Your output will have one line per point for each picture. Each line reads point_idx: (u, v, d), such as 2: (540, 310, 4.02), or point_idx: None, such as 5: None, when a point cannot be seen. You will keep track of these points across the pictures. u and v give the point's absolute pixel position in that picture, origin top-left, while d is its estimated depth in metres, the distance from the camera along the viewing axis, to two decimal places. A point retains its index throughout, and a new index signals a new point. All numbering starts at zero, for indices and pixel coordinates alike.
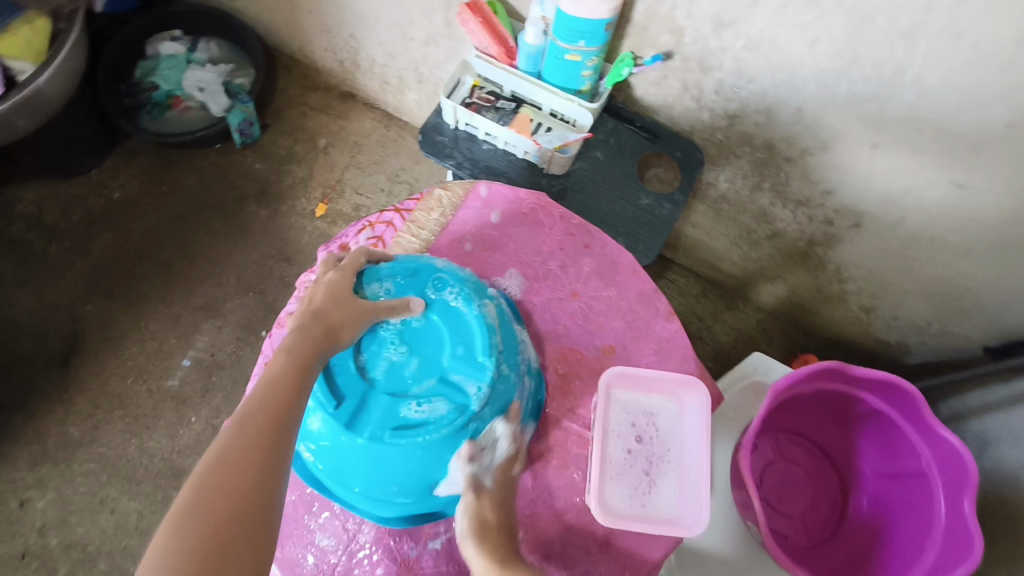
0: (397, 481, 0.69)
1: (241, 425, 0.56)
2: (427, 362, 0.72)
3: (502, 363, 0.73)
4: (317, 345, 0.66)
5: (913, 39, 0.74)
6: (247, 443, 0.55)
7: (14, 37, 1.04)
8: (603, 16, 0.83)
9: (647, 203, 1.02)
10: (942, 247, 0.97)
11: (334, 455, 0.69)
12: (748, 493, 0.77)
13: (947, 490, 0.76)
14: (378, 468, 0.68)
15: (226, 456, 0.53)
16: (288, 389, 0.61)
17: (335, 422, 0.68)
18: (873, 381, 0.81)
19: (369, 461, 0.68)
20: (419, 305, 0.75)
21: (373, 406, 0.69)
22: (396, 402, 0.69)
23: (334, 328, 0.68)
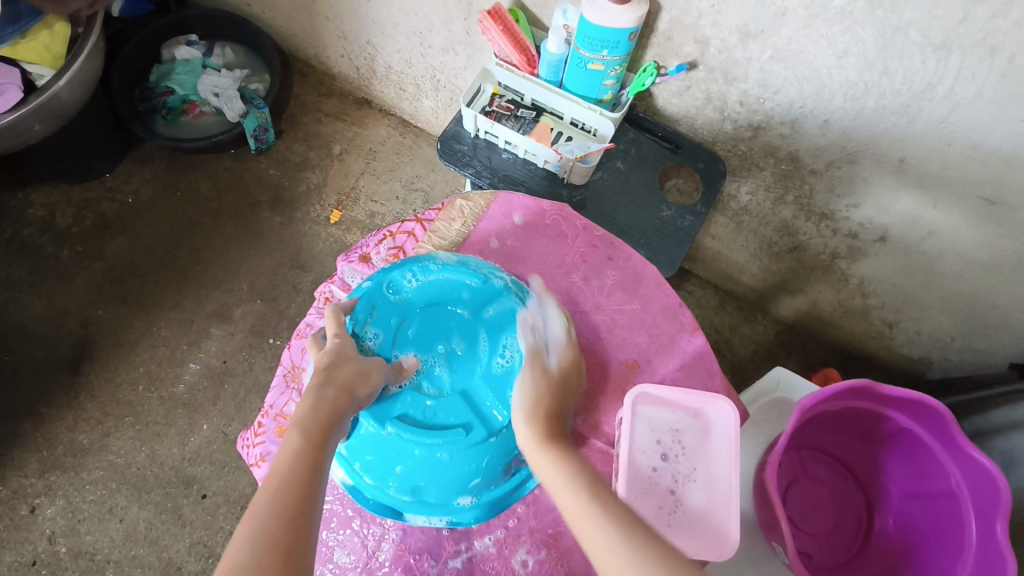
0: (472, 472, 0.70)
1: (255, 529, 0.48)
2: (461, 365, 0.73)
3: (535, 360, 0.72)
4: (330, 411, 0.60)
5: (946, 52, 0.72)
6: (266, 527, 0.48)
7: (30, 43, 1.03)
8: (628, 25, 0.81)
9: (669, 214, 1.00)
10: (970, 263, 0.95)
11: (387, 465, 0.69)
12: (775, 512, 0.74)
13: (979, 514, 0.74)
14: (440, 471, 0.69)
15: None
16: (301, 477, 0.53)
17: (381, 437, 0.68)
18: (902, 399, 0.79)
19: (423, 471, 0.69)
20: (411, 301, 0.74)
21: (414, 417, 0.69)
22: (435, 411, 0.69)
23: (350, 385, 0.63)
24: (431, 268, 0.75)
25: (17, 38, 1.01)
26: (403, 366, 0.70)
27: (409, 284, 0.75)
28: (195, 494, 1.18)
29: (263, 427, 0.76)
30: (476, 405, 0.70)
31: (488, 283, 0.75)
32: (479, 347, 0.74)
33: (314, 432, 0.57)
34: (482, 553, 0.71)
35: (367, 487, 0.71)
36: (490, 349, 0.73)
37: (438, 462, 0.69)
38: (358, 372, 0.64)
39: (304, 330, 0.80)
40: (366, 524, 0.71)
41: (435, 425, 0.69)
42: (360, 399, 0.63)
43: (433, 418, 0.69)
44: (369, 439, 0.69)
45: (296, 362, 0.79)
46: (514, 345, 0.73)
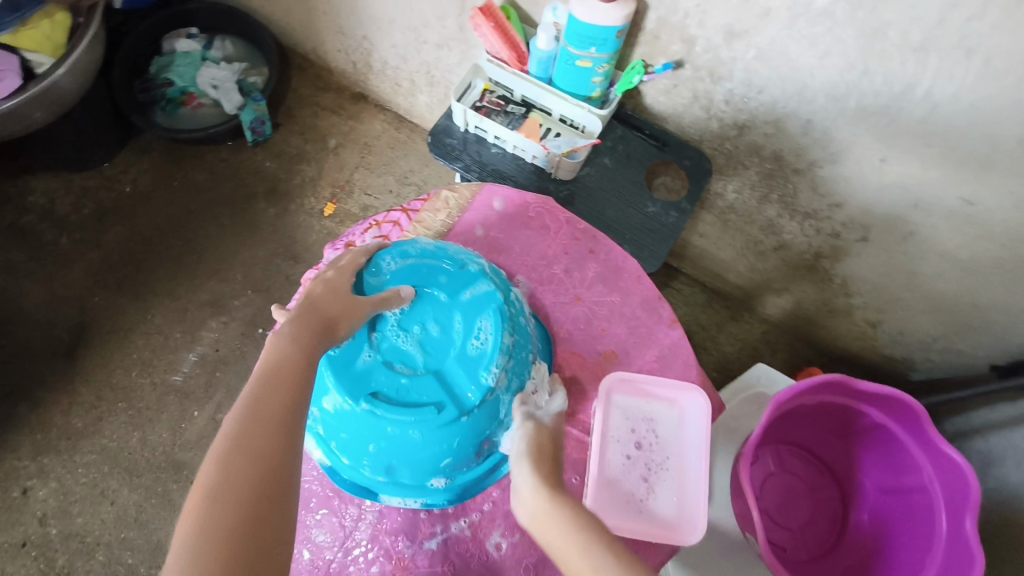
0: (443, 452, 0.69)
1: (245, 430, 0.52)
2: (436, 345, 0.73)
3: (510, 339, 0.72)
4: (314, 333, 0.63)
5: (925, 54, 0.74)
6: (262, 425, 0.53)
7: (32, 31, 1.05)
8: (615, 23, 0.83)
9: (654, 211, 1.02)
10: (951, 263, 0.96)
11: (362, 442, 0.69)
12: (747, 503, 0.76)
13: (948, 508, 0.75)
14: (411, 450, 0.69)
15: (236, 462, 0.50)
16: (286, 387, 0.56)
17: (355, 414, 0.68)
18: (878, 396, 0.81)
19: (395, 449, 0.69)
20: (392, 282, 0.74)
21: (387, 395, 0.69)
22: (408, 390, 0.69)
23: (331, 328, 0.65)
24: (409, 253, 0.76)
25: (19, 26, 1.04)
26: (400, 292, 0.72)
27: (387, 267, 0.75)
28: (185, 479, 1.20)
29: None
30: (449, 386, 0.70)
31: (465, 267, 0.76)
32: (453, 329, 0.74)
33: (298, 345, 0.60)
34: (458, 536, 0.73)
35: (344, 466, 0.72)
36: (463, 332, 0.73)
37: (409, 441, 0.68)
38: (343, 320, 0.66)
39: None
40: (344, 504, 0.74)
41: (406, 403, 0.68)
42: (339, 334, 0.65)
43: (405, 396, 0.69)
44: (343, 416, 0.69)
45: None
46: (489, 326, 0.72)
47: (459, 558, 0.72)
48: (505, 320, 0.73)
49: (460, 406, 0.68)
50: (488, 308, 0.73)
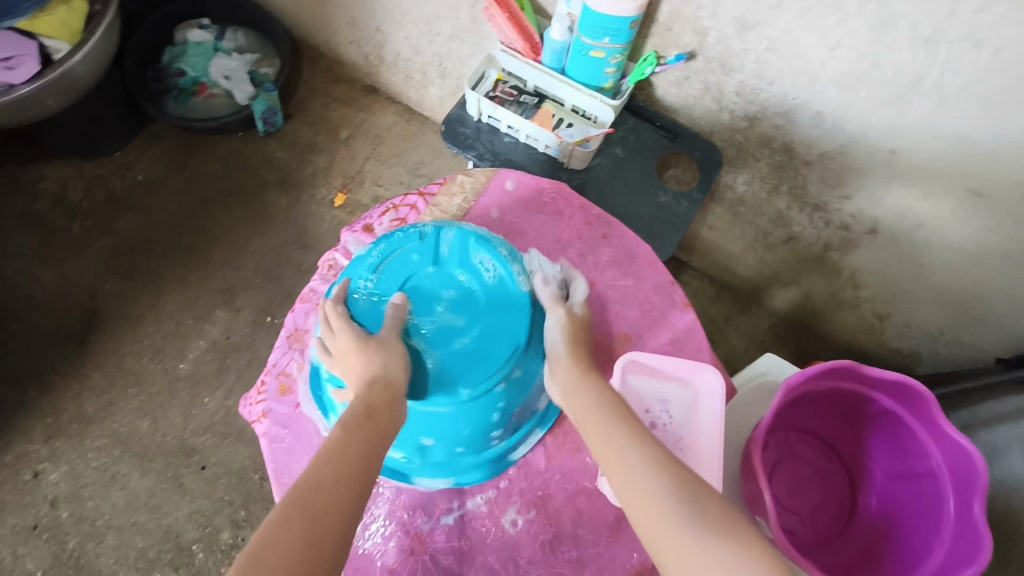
0: (496, 409, 0.73)
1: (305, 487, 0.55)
2: (456, 304, 0.75)
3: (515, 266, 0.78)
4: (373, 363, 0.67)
5: (934, 45, 0.75)
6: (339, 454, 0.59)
7: (47, 18, 1.06)
8: (629, 14, 0.84)
9: (665, 200, 1.03)
10: (958, 255, 0.97)
11: (428, 428, 0.72)
12: (758, 485, 0.77)
13: (957, 492, 0.76)
14: (492, 403, 0.72)
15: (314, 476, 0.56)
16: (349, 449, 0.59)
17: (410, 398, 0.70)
18: (886, 381, 0.82)
19: (472, 413, 0.72)
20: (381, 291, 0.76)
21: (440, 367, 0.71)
22: (460, 351, 0.72)
23: (362, 341, 0.66)
24: (377, 261, 0.77)
25: (35, 13, 1.05)
26: (395, 302, 0.73)
27: (369, 283, 0.76)
28: (196, 464, 1.21)
29: (265, 385, 0.79)
30: (496, 329, 0.74)
31: (446, 238, 0.78)
32: (461, 286, 0.76)
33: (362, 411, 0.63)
34: (474, 512, 0.74)
35: (424, 464, 0.75)
36: (471, 283, 0.76)
37: (491, 395, 0.72)
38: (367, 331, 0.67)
39: (308, 295, 0.84)
40: None
41: (445, 373, 0.71)
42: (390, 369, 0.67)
43: (441, 372, 0.71)
44: None
45: (299, 325, 0.82)
46: (490, 258, 0.77)
47: (475, 533, 0.73)
48: (502, 253, 0.78)
49: (501, 364, 0.72)
50: (483, 242, 0.78)
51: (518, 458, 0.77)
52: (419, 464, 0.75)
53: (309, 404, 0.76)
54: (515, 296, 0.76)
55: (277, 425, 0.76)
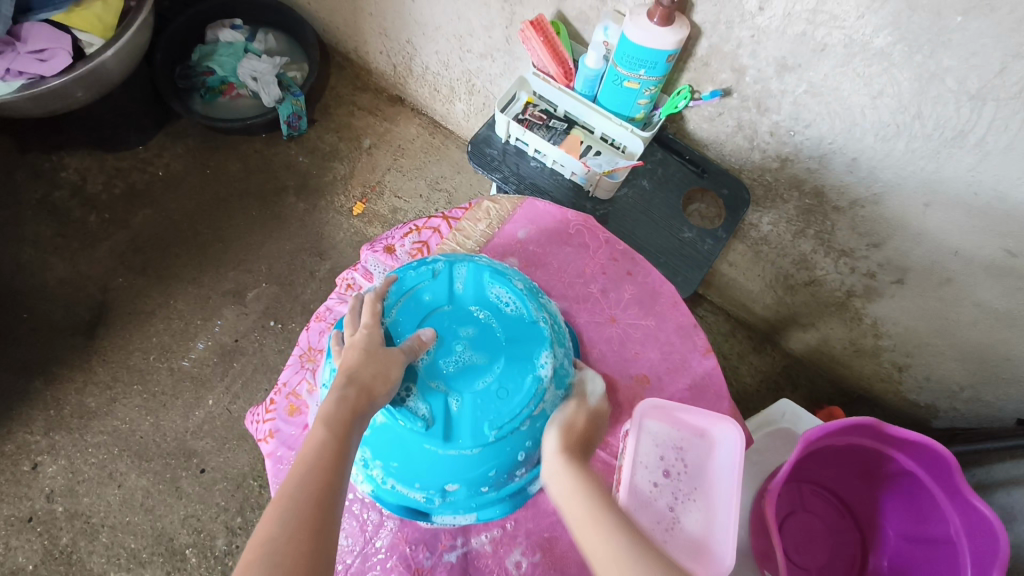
0: (522, 448, 0.71)
1: (264, 560, 0.46)
2: (478, 340, 0.74)
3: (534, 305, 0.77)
4: (353, 408, 0.61)
5: (981, 102, 0.73)
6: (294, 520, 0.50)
7: (84, 11, 1.07)
8: (668, 47, 0.82)
9: (690, 236, 1.01)
10: (986, 313, 0.95)
11: (450, 472, 0.70)
12: (771, 540, 0.74)
13: (976, 565, 0.74)
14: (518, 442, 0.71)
15: (275, 550, 0.47)
16: (311, 505, 0.51)
17: (433, 438, 0.69)
18: (908, 442, 0.79)
19: (496, 453, 0.70)
20: (401, 322, 0.74)
21: (465, 407, 0.70)
22: (487, 391, 0.71)
23: (370, 386, 0.63)
24: (395, 295, 0.75)
25: (72, 6, 1.06)
26: (421, 337, 0.71)
27: (390, 317, 0.74)
28: (194, 468, 1.19)
29: (275, 404, 0.78)
30: (523, 368, 0.73)
31: (460, 273, 0.77)
32: (479, 322, 0.75)
33: (325, 460, 0.55)
34: (478, 551, 0.73)
35: (445, 503, 0.72)
36: (489, 319, 0.76)
37: (519, 434, 0.70)
38: (378, 372, 0.65)
39: (324, 314, 0.83)
40: (366, 509, 0.74)
41: (469, 414, 0.70)
42: (377, 399, 0.63)
43: (462, 416, 0.70)
44: (401, 437, 0.70)
45: (312, 344, 0.82)
46: (507, 292, 0.77)
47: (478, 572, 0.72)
48: (518, 287, 0.77)
49: (525, 404, 0.70)
50: (498, 276, 0.77)
51: (536, 491, 0.74)
52: (439, 504, 0.72)
53: None
54: (536, 332, 0.75)
55: (283, 447, 0.75)
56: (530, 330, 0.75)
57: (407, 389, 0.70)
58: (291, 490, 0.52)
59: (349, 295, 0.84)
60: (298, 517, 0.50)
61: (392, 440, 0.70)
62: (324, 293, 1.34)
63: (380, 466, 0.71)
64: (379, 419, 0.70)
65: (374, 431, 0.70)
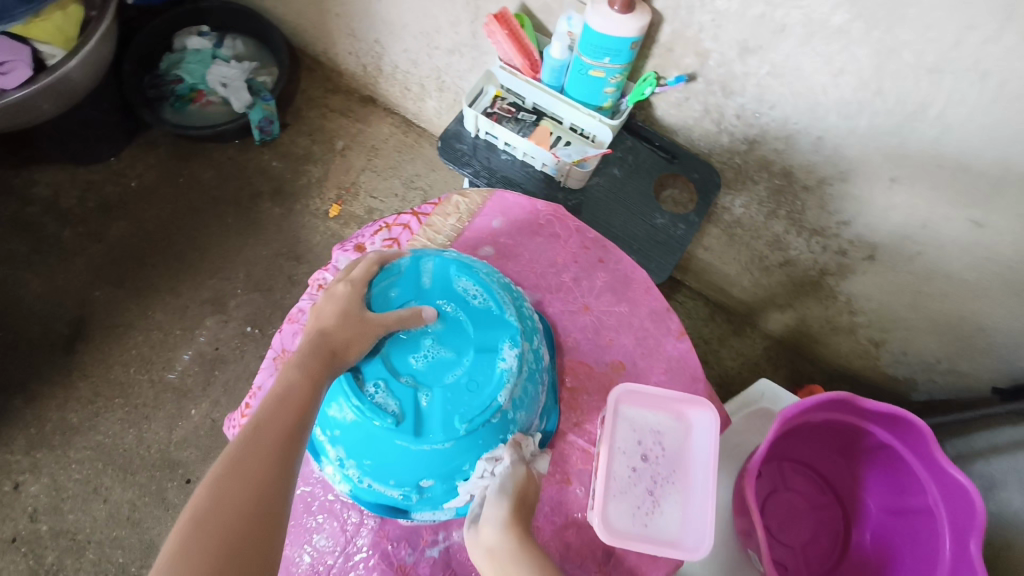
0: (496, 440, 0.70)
1: (204, 515, 0.51)
2: (449, 330, 0.73)
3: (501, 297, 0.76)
4: (317, 373, 0.63)
5: (939, 75, 0.74)
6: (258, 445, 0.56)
7: (44, 23, 1.05)
8: (630, 35, 0.83)
9: (662, 222, 1.02)
10: (957, 284, 0.96)
11: (427, 467, 0.69)
12: (751, 519, 0.75)
13: (954, 532, 0.75)
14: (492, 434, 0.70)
15: (238, 466, 0.54)
16: (257, 460, 0.55)
17: (404, 435, 0.67)
18: (884, 414, 0.80)
19: (469, 445, 0.69)
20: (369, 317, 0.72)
21: (434, 402, 0.69)
22: (457, 385, 0.70)
23: (339, 351, 0.66)
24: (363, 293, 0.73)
25: (31, 18, 1.03)
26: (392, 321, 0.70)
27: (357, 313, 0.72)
28: (180, 478, 1.19)
29: (250, 408, 0.78)
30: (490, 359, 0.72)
31: (427, 266, 0.77)
32: (447, 316, 0.74)
33: (271, 424, 0.58)
34: (460, 544, 0.73)
35: (423, 499, 0.71)
36: (455, 313, 0.74)
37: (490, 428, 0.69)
38: (354, 339, 0.67)
39: (297, 315, 0.83)
40: (346, 508, 0.74)
41: (439, 408, 0.68)
42: (348, 360, 0.67)
43: (432, 407, 0.68)
44: (372, 435, 0.68)
45: (286, 346, 0.81)
46: (473, 284, 0.76)
47: (462, 566, 0.72)
48: (483, 278, 0.77)
49: (494, 396, 0.69)
50: (464, 268, 0.76)
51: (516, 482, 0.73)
52: (417, 500, 0.71)
53: None
54: (503, 324, 0.74)
55: None
56: (497, 322, 0.74)
57: (376, 385, 0.68)
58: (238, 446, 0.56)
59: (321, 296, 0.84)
60: (242, 472, 0.54)
61: (365, 438, 0.69)
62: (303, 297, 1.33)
63: (353, 466, 0.70)
64: (348, 416, 0.69)
65: (344, 430, 0.70)
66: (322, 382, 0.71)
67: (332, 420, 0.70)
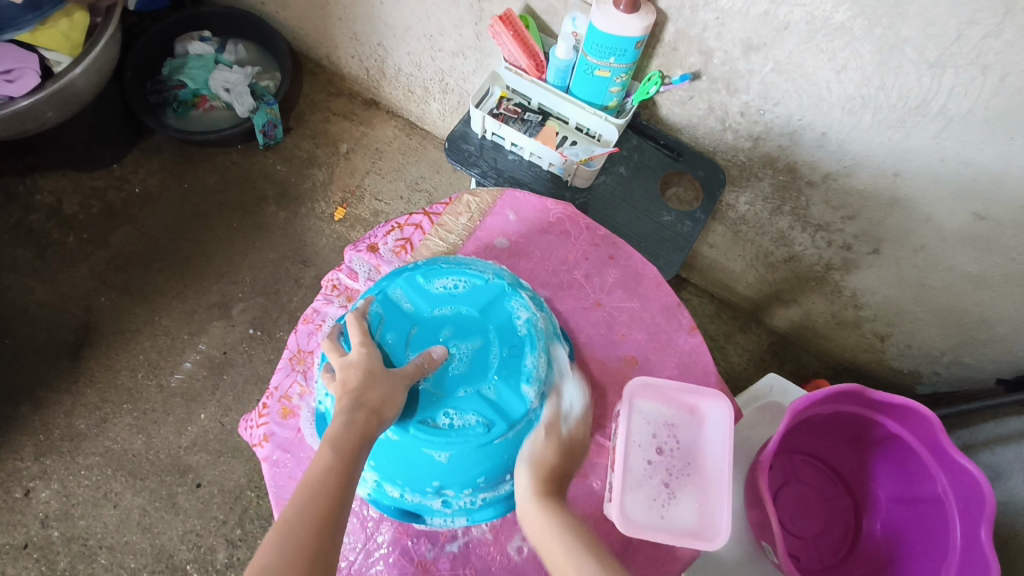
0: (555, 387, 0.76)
1: (307, 494, 0.56)
2: (460, 326, 0.76)
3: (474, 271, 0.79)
4: (361, 432, 0.61)
5: (941, 70, 0.75)
6: (351, 426, 0.61)
7: (50, 30, 1.06)
8: (635, 34, 0.84)
9: (669, 220, 1.03)
10: (961, 277, 0.97)
11: (526, 445, 0.73)
12: (766, 511, 0.75)
13: (963, 519, 0.75)
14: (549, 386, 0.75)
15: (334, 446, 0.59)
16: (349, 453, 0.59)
17: (501, 426, 0.71)
18: (894, 405, 0.81)
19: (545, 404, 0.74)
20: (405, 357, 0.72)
21: (501, 389, 0.72)
22: (504, 364, 0.74)
23: (379, 408, 0.63)
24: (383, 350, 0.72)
25: (38, 25, 1.05)
26: (431, 355, 0.70)
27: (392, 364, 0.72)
28: (190, 482, 1.19)
29: (268, 408, 0.78)
30: (513, 331, 0.76)
31: (397, 294, 0.77)
32: (449, 317, 0.76)
33: (329, 485, 0.57)
34: (479, 539, 0.74)
35: None
36: (455, 308, 0.77)
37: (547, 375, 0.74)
38: (382, 393, 0.64)
39: (312, 316, 0.83)
40: (365, 505, 0.74)
41: (506, 389, 0.72)
42: (388, 421, 0.64)
43: (503, 404, 0.72)
44: (464, 454, 0.70)
45: (302, 346, 0.82)
46: (445, 277, 0.78)
47: (481, 561, 0.73)
48: (450, 267, 0.79)
49: (535, 354, 0.74)
50: (430, 270, 0.78)
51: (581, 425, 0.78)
52: None
53: (311, 429, 0.76)
54: (502, 295, 0.78)
55: (279, 450, 0.76)
56: (488, 291, 0.78)
57: (445, 415, 0.70)
58: (298, 497, 0.56)
59: (335, 296, 0.85)
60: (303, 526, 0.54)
61: (452, 462, 0.70)
62: (310, 300, 1.34)
63: (467, 493, 0.73)
64: (443, 457, 0.70)
65: (440, 471, 0.71)
66: (394, 447, 0.70)
67: (420, 467, 0.71)
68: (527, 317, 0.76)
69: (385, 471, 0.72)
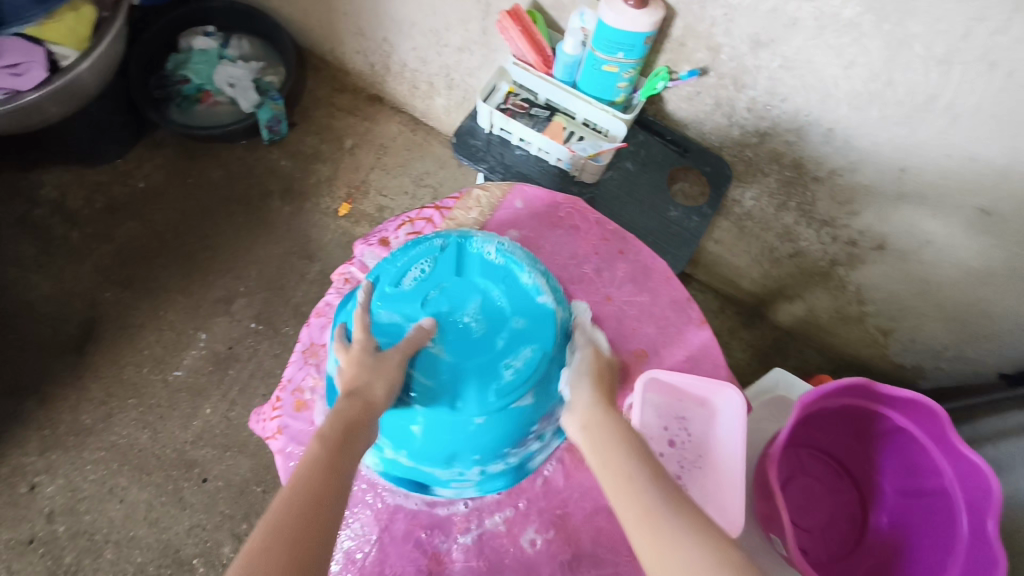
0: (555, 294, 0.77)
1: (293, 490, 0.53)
2: (453, 299, 0.74)
3: (437, 250, 0.76)
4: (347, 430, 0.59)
5: (949, 66, 0.75)
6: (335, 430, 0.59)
7: (56, 24, 1.05)
8: (644, 30, 0.84)
9: (677, 215, 1.03)
10: (965, 272, 0.98)
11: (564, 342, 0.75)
12: (775, 504, 0.76)
13: (970, 511, 0.76)
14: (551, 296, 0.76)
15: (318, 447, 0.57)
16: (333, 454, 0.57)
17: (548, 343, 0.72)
18: (900, 399, 0.82)
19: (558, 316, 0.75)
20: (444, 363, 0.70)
21: (527, 327, 0.73)
22: (512, 304, 0.74)
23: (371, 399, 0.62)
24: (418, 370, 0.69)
25: (44, 19, 1.04)
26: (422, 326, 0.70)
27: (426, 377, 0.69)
28: (196, 477, 1.19)
29: (281, 401, 0.79)
30: (503, 272, 0.76)
31: (384, 314, 0.72)
32: (439, 298, 0.74)
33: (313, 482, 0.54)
34: (492, 531, 0.74)
35: None
36: (438, 288, 0.74)
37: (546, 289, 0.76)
38: (377, 381, 0.64)
39: (324, 309, 0.84)
40: (379, 498, 0.75)
41: (527, 321, 0.74)
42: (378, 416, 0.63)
43: (537, 333, 0.73)
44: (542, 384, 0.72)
45: (314, 340, 0.82)
46: (411, 268, 0.75)
47: (495, 552, 0.73)
48: (405, 259, 0.76)
49: (532, 284, 0.75)
50: (388, 273, 0.75)
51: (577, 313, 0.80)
52: None
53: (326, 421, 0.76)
54: (462, 249, 0.76)
55: (293, 443, 0.76)
56: (459, 255, 0.76)
57: (504, 368, 0.71)
58: (270, 525, 0.51)
59: (347, 289, 0.85)
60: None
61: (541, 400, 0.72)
62: (314, 296, 1.34)
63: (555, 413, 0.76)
64: (529, 398, 0.71)
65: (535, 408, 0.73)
66: (490, 425, 0.71)
67: (522, 421, 0.72)
68: (495, 246, 0.77)
69: (482, 454, 0.72)
